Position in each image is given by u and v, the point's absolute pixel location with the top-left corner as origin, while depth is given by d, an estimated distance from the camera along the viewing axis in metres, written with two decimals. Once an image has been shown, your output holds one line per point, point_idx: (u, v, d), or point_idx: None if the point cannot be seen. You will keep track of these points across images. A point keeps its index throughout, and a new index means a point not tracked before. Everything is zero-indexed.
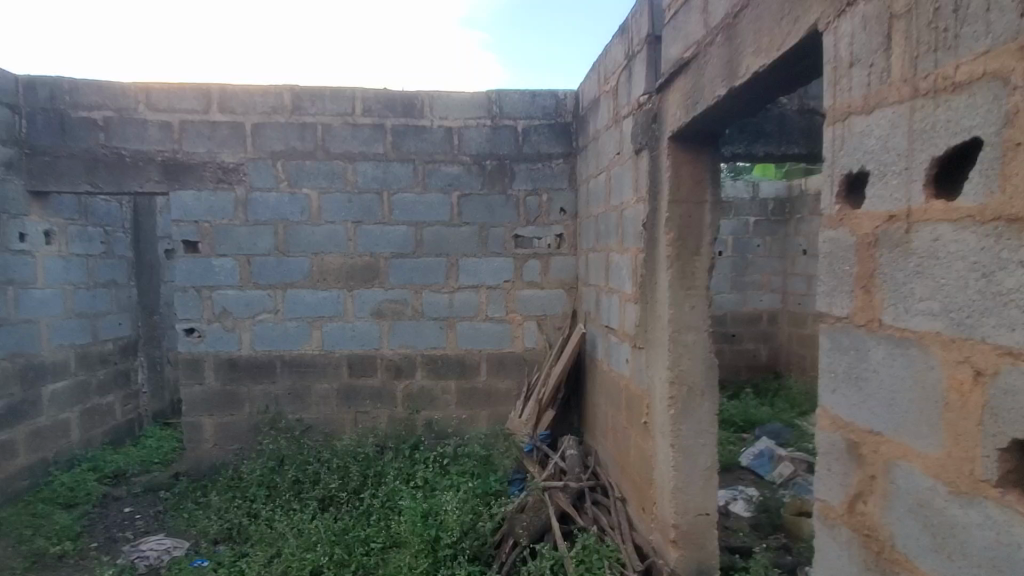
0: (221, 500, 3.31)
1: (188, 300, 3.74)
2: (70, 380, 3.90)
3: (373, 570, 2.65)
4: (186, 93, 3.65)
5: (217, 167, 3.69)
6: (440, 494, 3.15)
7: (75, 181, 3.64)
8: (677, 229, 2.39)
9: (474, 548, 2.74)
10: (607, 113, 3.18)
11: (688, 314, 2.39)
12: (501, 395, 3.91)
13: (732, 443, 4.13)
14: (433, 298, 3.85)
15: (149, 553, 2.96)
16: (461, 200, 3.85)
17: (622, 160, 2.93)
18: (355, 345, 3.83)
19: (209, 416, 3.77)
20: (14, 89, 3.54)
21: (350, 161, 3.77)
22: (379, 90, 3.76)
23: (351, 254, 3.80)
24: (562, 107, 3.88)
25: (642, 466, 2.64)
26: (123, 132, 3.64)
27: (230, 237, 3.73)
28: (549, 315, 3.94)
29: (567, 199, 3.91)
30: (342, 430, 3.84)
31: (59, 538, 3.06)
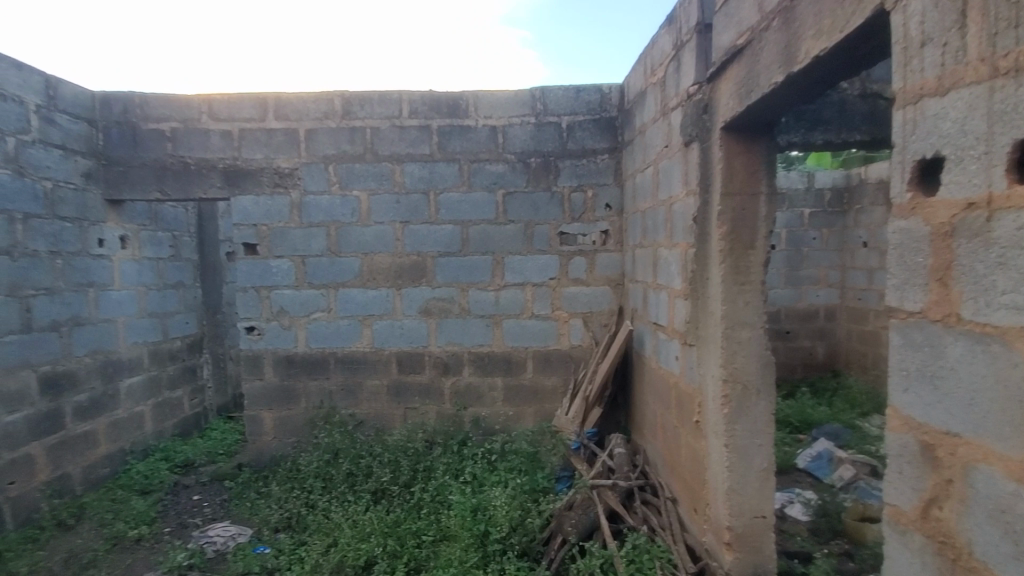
0: (281, 490, 3.47)
1: (248, 299, 3.92)
2: (144, 376, 4.17)
3: (425, 562, 2.71)
4: (245, 102, 3.82)
5: (273, 172, 3.86)
6: (488, 489, 3.18)
7: (146, 189, 3.89)
8: (730, 223, 2.32)
9: (524, 544, 2.76)
10: (654, 106, 3.12)
11: (742, 310, 2.31)
12: (548, 393, 3.91)
13: (787, 444, 3.98)
14: (479, 296, 3.89)
15: (216, 539, 3.14)
16: (506, 198, 3.86)
17: (670, 153, 2.86)
18: (404, 343, 3.91)
19: (269, 410, 3.95)
20: (92, 105, 3.80)
21: (398, 163, 3.85)
22: (424, 92, 3.82)
23: (400, 253, 3.89)
24: (607, 101, 3.84)
25: (694, 467, 2.59)
26: (188, 141, 3.85)
27: (286, 239, 3.88)
28: (595, 312, 3.91)
29: (612, 194, 3.86)
30: (392, 425, 3.94)
31: (137, 522, 3.29)
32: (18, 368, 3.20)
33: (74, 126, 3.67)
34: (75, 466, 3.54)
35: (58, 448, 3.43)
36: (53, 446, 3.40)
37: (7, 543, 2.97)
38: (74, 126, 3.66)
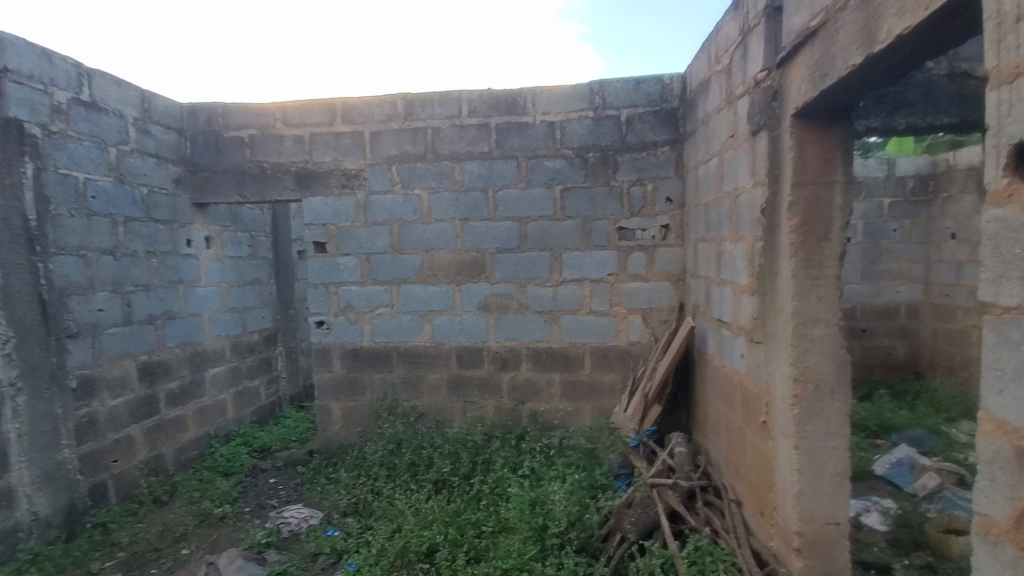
0: (349, 476, 3.64)
1: (318, 295, 4.13)
2: (226, 366, 4.49)
3: (484, 552, 2.77)
4: (315, 108, 4.02)
5: (341, 174, 4.04)
6: (547, 483, 3.21)
7: (227, 193, 4.17)
8: (802, 215, 2.22)
9: (582, 539, 2.76)
10: (718, 95, 3.02)
11: (815, 306, 2.21)
12: (606, 389, 3.89)
13: (863, 449, 3.76)
14: (538, 292, 3.91)
15: (291, 520, 3.34)
16: (564, 193, 3.86)
17: (736, 143, 2.77)
18: (463, 338, 4.00)
19: (337, 401, 4.15)
20: (181, 116, 4.12)
21: (457, 161, 3.93)
22: (483, 91, 3.87)
23: (459, 250, 3.97)
24: (668, 92, 3.75)
25: (761, 469, 2.50)
26: (265, 146, 4.10)
27: (352, 237, 4.06)
28: (655, 308, 3.84)
29: (673, 187, 3.77)
30: (452, 418, 4.04)
31: (221, 501, 3.55)
32: (121, 357, 3.53)
33: (166, 136, 3.98)
34: (168, 448, 3.87)
35: (154, 431, 3.76)
36: (150, 429, 3.73)
37: (112, 514, 3.29)
38: (166, 136, 3.98)
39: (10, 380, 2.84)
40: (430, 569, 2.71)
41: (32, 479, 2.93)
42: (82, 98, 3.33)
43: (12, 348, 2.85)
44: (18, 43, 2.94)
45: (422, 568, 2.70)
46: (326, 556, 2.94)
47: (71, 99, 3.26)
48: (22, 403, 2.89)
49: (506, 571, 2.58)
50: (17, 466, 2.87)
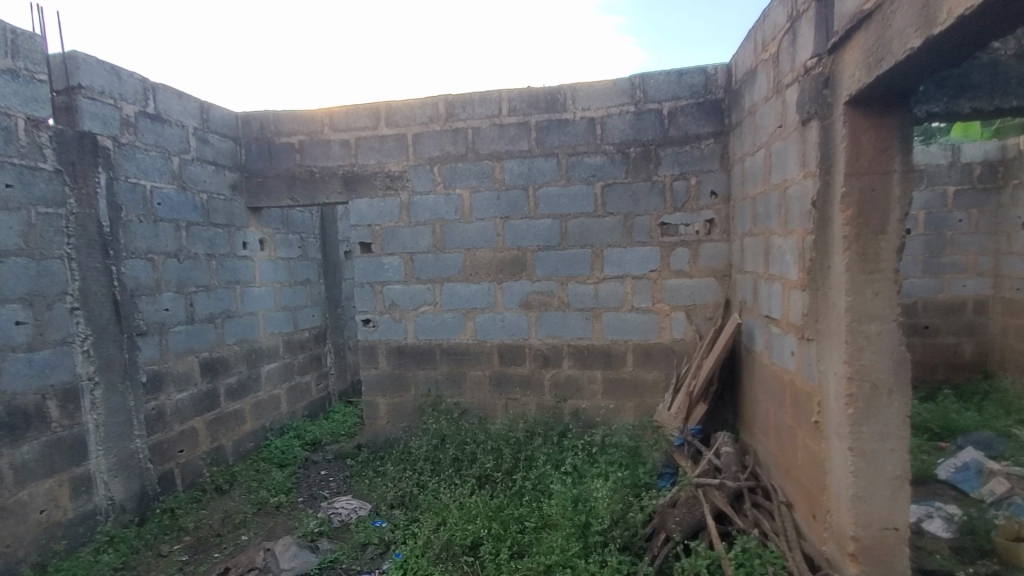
0: (395, 470, 3.75)
1: (364, 294, 4.25)
2: (279, 362, 4.70)
3: (528, 547, 2.80)
4: (360, 113, 4.13)
5: (385, 176, 4.14)
6: (590, 481, 3.21)
7: (280, 197, 4.35)
8: (856, 207, 2.13)
9: (625, 538, 2.75)
10: (766, 84, 2.93)
11: (870, 301, 2.12)
12: (649, 387, 3.85)
13: (924, 452, 3.57)
14: (579, 289, 3.91)
15: (341, 511, 3.47)
16: (605, 189, 3.84)
17: (785, 133, 2.68)
18: (505, 335, 4.04)
19: (383, 396, 4.27)
20: (236, 124, 4.32)
21: (498, 160, 3.97)
22: (523, 89, 3.89)
23: (501, 248, 4.01)
24: (712, 84, 3.67)
25: (813, 471, 2.42)
26: (313, 151, 4.24)
27: (396, 237, 4.16)
28: (699, 305, 3.77)
29: (718, 181, 3.69)
30: (495, 414, 4.10)
31: (277, 491, 3.73)
32: (185, 354, 3.75)
33: (223, 144, 4.19)
34: (228, 439, 4.09)
35: (215, 423, 3.97)
36: (211, 421, 3.95)
37: (179, 501, 3.51)
38: (223, 144, 4.19)
39: (90, 374, 3.06)
40: (475, 563, 2.76)
41: (108, 466, 3.15)
42: (147, 111, 3.55)
43: (90, 344, 3.07)
44: (90, 61, 3.16)
45: (467, 562, 2.76)
46: (375, 546, 3.05)
47: (138, 112, 3.48)
48: (99, 396, 3.11)
49: (549, 567, 2.60)
50: (95, 454, 3.09)
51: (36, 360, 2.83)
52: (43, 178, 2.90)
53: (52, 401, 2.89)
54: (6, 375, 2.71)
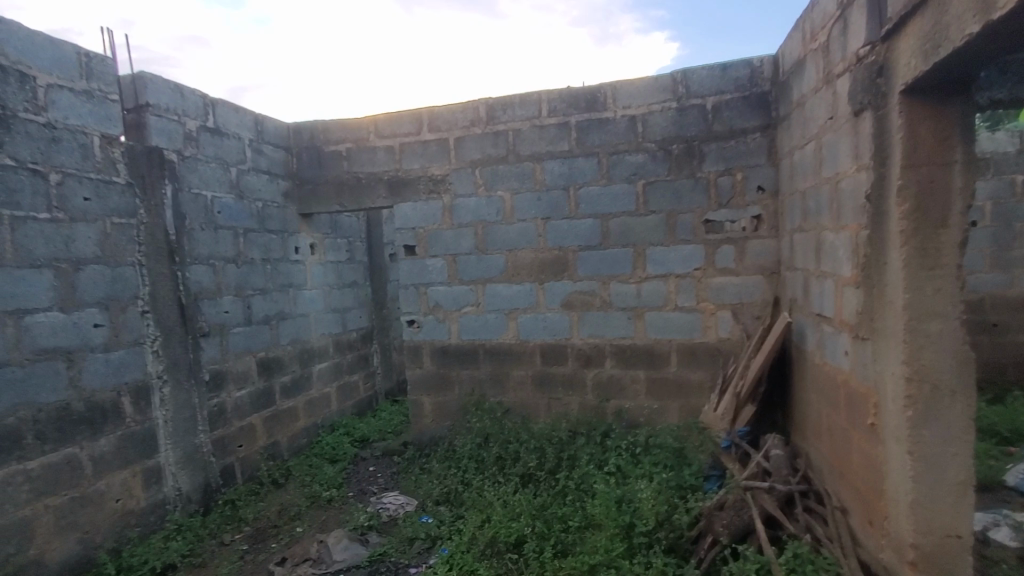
0: (440, 468, 3.83)
1: (409, 295, 4.36)
2: (329, 362, 4.88)
3: (571, 546, 2.81)
4: (404, 119, 4.24)
5: (428, 179, 4.24)
6: (634, 482, 3.19)
7: (329, 203, 4.52)
8: (913, 200, 2.05)
9: (671, 540, 2.73)
10: (815, 75, 2.84)
11: (930, 299, 2.03)
12: (694, 388, 3.79)
13: (993, 456, 3.36)
14: (621, 289, 3.89)
15: (389, 505, 3.57)
16: (647, 187, 3.80)
17: (837, 125, 2.59)
18: (547, 335, 4.06)
19: (428, 395, 4.37)
20: (288, 135, 4.51)
21: (538, 161, 3.99)
22: (563, 90, 3.90)
23: (543, 249, 4.03)
24: (758, 76, 3.58)
25: (869, 476, 2.34)
26: (360, 157, 4.38)
27: (440, 240, 4.25)
28: (746, 304, 3.68)
29: (765, 175, 3.60)
30: (538, 414, 4.12)
31: (328, 485, 3.88)
32: (243, 354, 3.95)
33: (276, 154, 4.39)
34: (283, 435, 4.28)
35: (271, 420, 4.17)
36: (268, 418, 4.15)
37: (239, 493, 3.70)
38: (276, 153, 4.39)
39: (158, 372, 3.28)
40: (519, 560, 2.79)
41: (175, 459, 3.36)
42: (207, 125, 3.76)
43: (158, 345, 3.28)
44: (155, 80, 3.38)
45: (511, 559, 2.79)
46: (421, 541, 3.12)
47: (199, 126, 3.70)
48: (167, 393, 3.33)
49: (593, 566, 2.60)
50: (164, 448, 3.30)
51: (112, 359, 3.04)
52: (116, 191, 3.12)
53: (126, 398, 3.10)
54: (86, 373, 2.92)
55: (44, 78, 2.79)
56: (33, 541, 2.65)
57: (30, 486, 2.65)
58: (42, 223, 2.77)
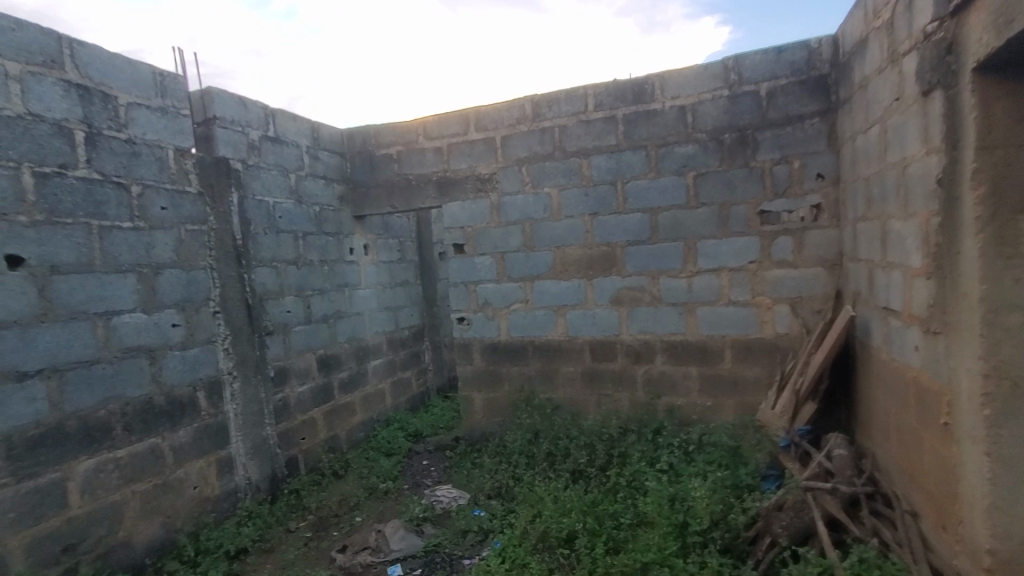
0: (492, 463, 3.89)
1: (459, 293, 4.44)
2: (383, 359, 5.04)
3: (624, 543, 2.80)
4: (451, 120, 4.31)
5: (476, 179, 4.30)
6: (687, 480, 3.14)
7: (381, 205, 4.67)
8: (989, 184, 1.92)
9: (727, 540, 2.68)
10: (879, 55, 2.70)
11: (1010, 290, 1.90)
12: (750, 385, 3.68)
13: None
14: (672, 284, 3.82)
15: (443, 498, 3.66)
16: (698, 179, 3.71)
17: (903, 107, 2.45)
18: (596, 331, 4.04)
19: (478, 392, 4.44)
20: (342, 140, 4.68)
21: (585, 157, 3.97)
22: (609, 84, 3.87)
23: (590, 244, 4.01)
24: (816, 58, 3.42)
25: (942, 478, 2.21)
26: (409, 160, 4.49)
27: (488, 238, 4.30)
28: (805, 297, 3.54)
29: (825, 162, 3.44)
30: (587, 411, 4.11)
31: (385, 478, 4.01)
32: (304, 351, 4.14)
33: (331, 159, 4.57)
34: (341, 429, 4.46)
35: (330, 414, 4.36)
36: (328, 412, 4.34)
37: (302, 483, 3.90)
38: (331, 158, 4.56)
39: (229, 369, 3.50)
40: (571, 555, 2.81)
41: (245, 450, 3.58)
42: (268, 134, 3.97)
43: (228, 343, 3.50)
44: (222, 94, 3.60)
45: (563, 554, 2.81)
46: (474, 533, 3.19)
47: (261, 136, 3.91)
48: (237, 388, 3.54)
49: (646, 565, 2.58)
50: (235, 440, 3.52)
51: (189, 357, 3.26)
52: (189, 200, 3.34)
53: (200, 392, 3.32)
54: (167, 370, 3.15)
55: (125, 98, 3.02)
56: (123, 523, 2.88)
57: (120, 472, 2.88)
58: (127, 232, 2.99)
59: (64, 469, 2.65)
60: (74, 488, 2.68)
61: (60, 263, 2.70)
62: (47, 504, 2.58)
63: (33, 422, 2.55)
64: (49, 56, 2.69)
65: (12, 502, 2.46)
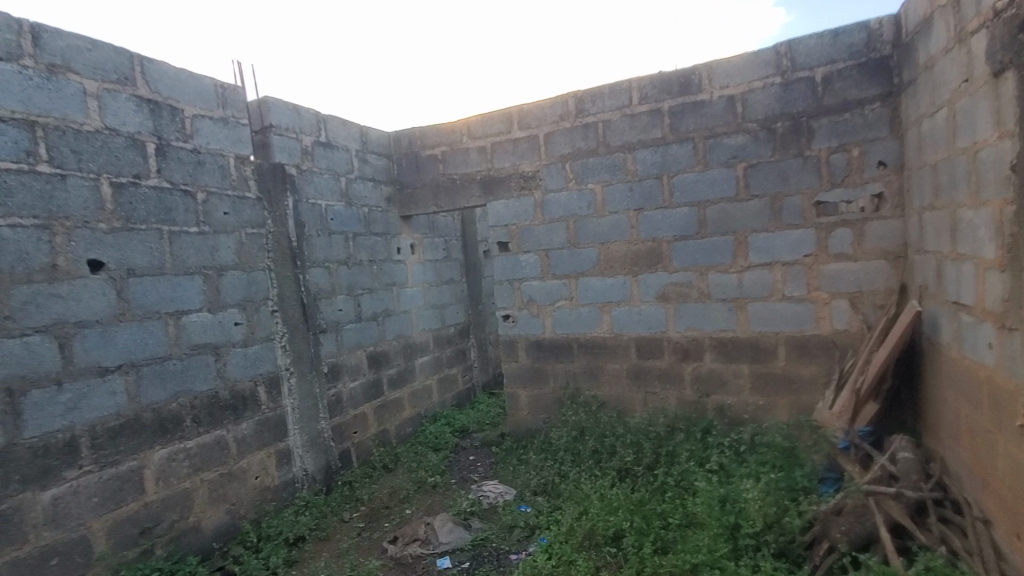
0: (538, 459, 3.91)
1: (504, 290, 4.47)
2: (430, 356, 5.15)
3: (672, 544, 2.76)
4: (495, 118, 4.35)
5: (520, 176, 4.32)
6: (738, 481, 3.06)
7: (427, 205, 4.76)
8: None
9: (781, 544, 2.60)
10: (945, 34, 2.54)
11: None
12: (806, 383, 3.55)
13: None
14: (721, 279, 3.72)
15: (489, 493, 3.71)
16: (748, 171, 3.60)
17: (973, 88, 2.30)
18: (642, 328, 3.99)
19: (524, 389, 4.47)
20: (389, 142, 4.80)
21: (630, 151, 3.93)
22: (655, 75, 3.80)
23: (636, 240, 3.97)
24: (876, 40, 3.25)
25: (1017, 484, 2.08)
26: (454, 160, 4.56)
27: (532, 235, 4.32)
28: (866, 292, 3.38)
29: (887, 149, 3.27)
30: (633, 408, 4.07)
31: (433, 472, 4.10)
32: (356, 348, 4.29)
33: (379, 161, 4.69)
34: (391, 423, 4.60)
35: (381, 409, 4.50)
36: (378, 407, 4.48)
37: (355, 475, 4.04)
38: (379, 161, 4.69)
39: (286, 365, 3.67)
40: (618, 554, 2.79)
41: (302, 442, 3.75)
42: (320, 140, 4.12)
43: (285, 341, 3.67)
44: (277, 103, 3.76)
45: (610, 552, 2.80)
46: (521, 529, 3.22)
47: (313, 141, 4.06)
48: (294, 383, 3.71)
49: (695, 566, 2.54)
50: (292, 433, 3.69)
51: (250, 354, 3.45)
52: (249, 205, 3.52)
53: (261, 387, 3.51)
54: (231, 366, 3.33)
55: (190, 110, 3.21)
56: (193, 509, 3.08)
57: (190, 461, 3.08)
58: (193, 236, 3.18)
59: (142, 458, 2.85)
60: (149, 475, 2.88)
61: (135, 267, 2.89)
62: (126, 490, 2.78)
63: (114, 414, 2.75)
64: (122, 73, 2.89)
65: (96, 486, 2.66)
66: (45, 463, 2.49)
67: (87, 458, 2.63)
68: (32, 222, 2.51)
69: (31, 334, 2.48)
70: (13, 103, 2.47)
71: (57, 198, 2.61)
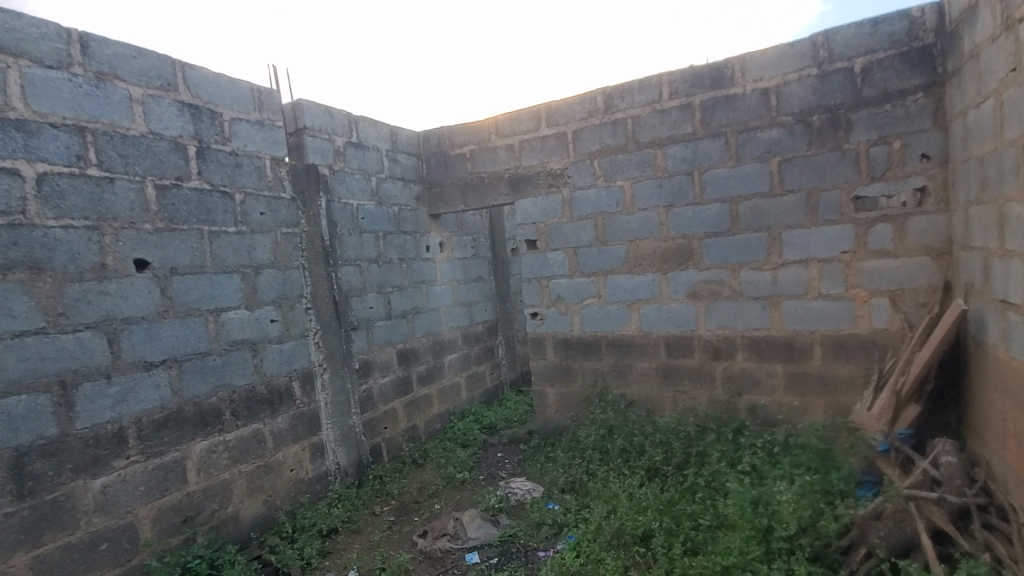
0: (565, 458, 3.90)
1: (532, 288, 4.47)
2: (459, 353, 5.20)
3: (703, 545, 2.73)
4: (522, 116, 4.35)
5: (548, 174, 4.31)
6: (771, 483, 3.00)
7: (455, 203, 4.80)
8: None
9: (816, 548, 2.53)
10: (992, 21, 2.43)
11: None
12: (843, 384, 3.46)
13: None
14: (754, 277, 3.65)
15: (518, 490, 3.73)
16: (783, 165, 3.52)
17: (1021, 78, 2.20)
18: (672, 326, 3.95)
19: (551, 386, 4.48)
20: (419, 141, 4.85)
21: (660, 147, 3.88)
22: (685, 70, 3.74)
23: (665, 237, 3.92)
24: (918, 28, 3.13)
25: None
26: (482, 158, 4.58)
27: (560, 233, 4.31)
28: (907, 289, 3.27)
29: (931, 141, 3.15)
30: (662, 408, 4.03)
31: (462, 468, 4.14)
32: (386, 345, 4.36)
33: (409, 161, 4.75)
34: (420, 419, 4.66)
35: (410, 405, 4.56)
36: (407, 403, 4.55)
37: (385, 469, 4.11)
38: (408, 161, 4.75)
39: (320, 361, 3.76)
40: (646, 554, 2.77)
41: (334, 437, 3.84)
42: (352, 140, 4.20)
43: (318, 338, 3.76)
44: (310, 105, 3.85)
45: (639, 552, 2.78)
46: (548, 526, 3.22)
47: (345, 142, 4.14)
48: (326, 378, 3.80)
49: (727, 568, 2.50)
50: (326, 427, 3.78)
51: (285, 350, 3.55)
52: (284, 205, 3.62)
53: (295, 382, 3.60)
54: (267, 361, 3.44)
55: (228, 113, 3.31)
56: (231, 499, 3.19)
57: (229, 453, 3.19)
58: (231, 235, 3.29)
59: (184, 449, 2.97)
60: (191, 466, 3.00)
61: (178, 265, 3.01)
62: (170, 479, 2.90)
63: (158, 406, 2.87)
64: (165, 79, 3.00)
65: (142, 476, 2.78)
66: (95, 453, 2.61)
67: (133, 449, 2.76)
68: (83, 224, 2.64)
69: (82, 329, 2.61)
70: (64, 109, 2.60)
71: (106, 199, 2.73)
